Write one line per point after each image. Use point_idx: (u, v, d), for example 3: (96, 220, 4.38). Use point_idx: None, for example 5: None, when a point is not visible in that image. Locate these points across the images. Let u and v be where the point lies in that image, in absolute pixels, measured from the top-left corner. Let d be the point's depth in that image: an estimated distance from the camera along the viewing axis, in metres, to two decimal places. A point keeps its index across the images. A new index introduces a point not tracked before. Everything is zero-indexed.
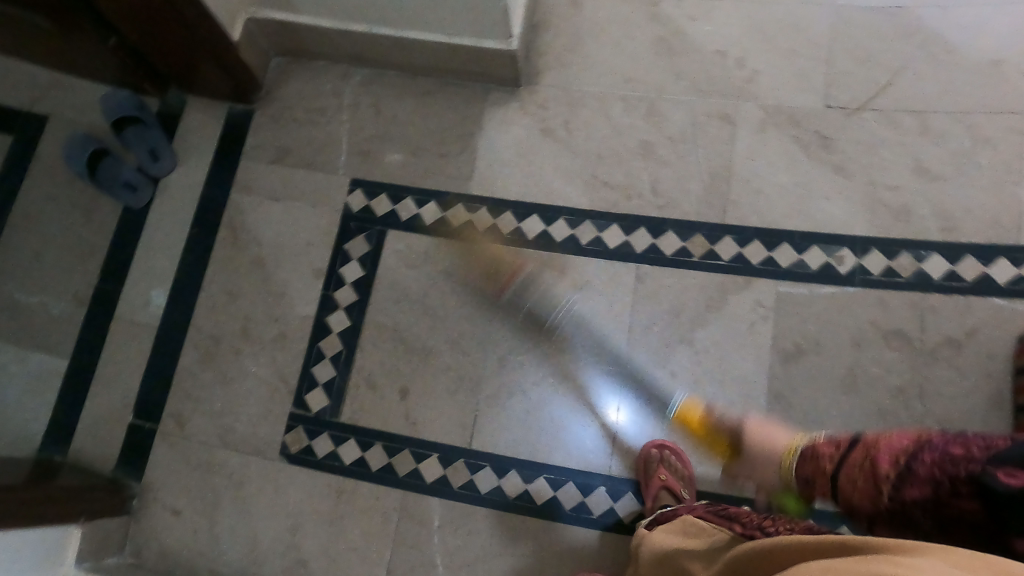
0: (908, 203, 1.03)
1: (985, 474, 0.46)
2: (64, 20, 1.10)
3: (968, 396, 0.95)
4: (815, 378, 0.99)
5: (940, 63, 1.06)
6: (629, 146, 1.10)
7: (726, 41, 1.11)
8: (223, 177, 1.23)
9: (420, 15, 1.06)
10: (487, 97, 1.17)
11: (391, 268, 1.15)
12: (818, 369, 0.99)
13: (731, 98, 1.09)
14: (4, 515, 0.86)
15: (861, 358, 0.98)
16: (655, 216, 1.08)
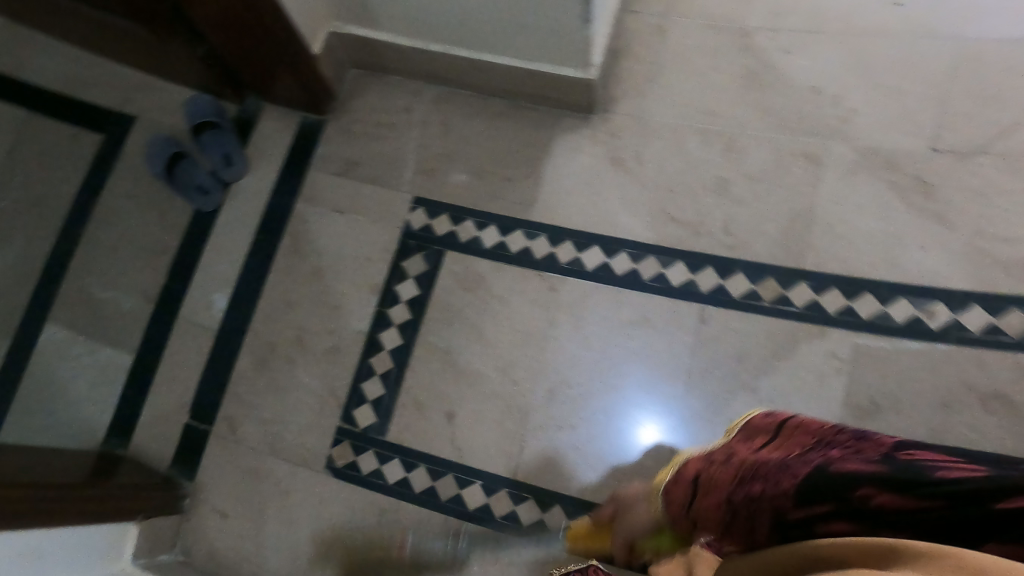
0: (1019, 258, 0.95)
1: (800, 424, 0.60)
2: (160, 29, 1.14)
3: None
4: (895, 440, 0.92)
5: None
6: (704, 181, 1.07)
7: (825, 77, 1.08)
8: (289, 185, 1.23)
9: (500, 40, 1.06)
10: (559, 122, 1.16)
11: (447, 290, 1.13)
12: (900, 431, 0.92)
13: (820, 136, 1.05)
14: (67, 513, 0.90)
15: (950, 422, 0.90)
16: (726, 256, 1.03)
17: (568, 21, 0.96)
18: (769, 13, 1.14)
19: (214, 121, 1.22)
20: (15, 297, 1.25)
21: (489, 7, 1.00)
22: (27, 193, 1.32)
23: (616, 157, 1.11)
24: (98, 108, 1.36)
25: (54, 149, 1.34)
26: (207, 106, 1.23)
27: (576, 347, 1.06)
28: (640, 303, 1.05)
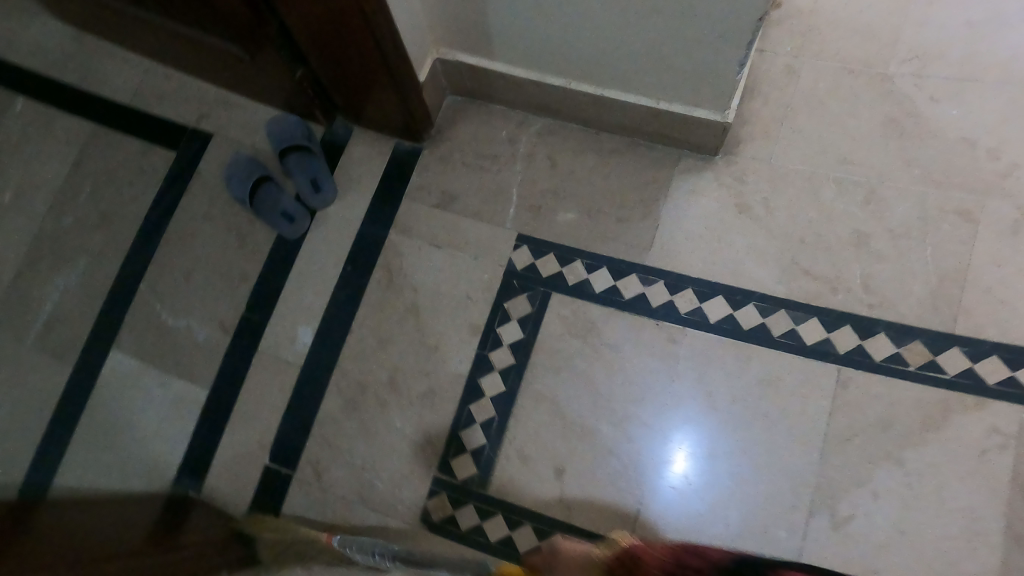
0: None
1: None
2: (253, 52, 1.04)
3: None
4: None
5: None
6: (840, 236, 1.03)
7: (976, 127, 1.02)
8: (383, 214, 1.16)
9: (632, 77, 1.00)
10: (678, 163, 1.12)
11: (553, 334, 1.08)
12: None
13: (974, 193, 0.99)
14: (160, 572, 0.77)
15: None
16: (867, 315, 0.99)
17: (724, 65, 0.91)
18: (910, 57, 1.07)
19: (304, 144, 1.13)
20: (82, 319, 1.16)
21: (637, 46, 0.93)
22: (95, 209, 1.23)
23: (741, 204, 1.08)
24: (171, 123, 1.27)
25: (124, 163, 1.25)
26: (299, 128, 1.14)
27: (700, 401, 1.01)
28: (769, 362, 1.00)
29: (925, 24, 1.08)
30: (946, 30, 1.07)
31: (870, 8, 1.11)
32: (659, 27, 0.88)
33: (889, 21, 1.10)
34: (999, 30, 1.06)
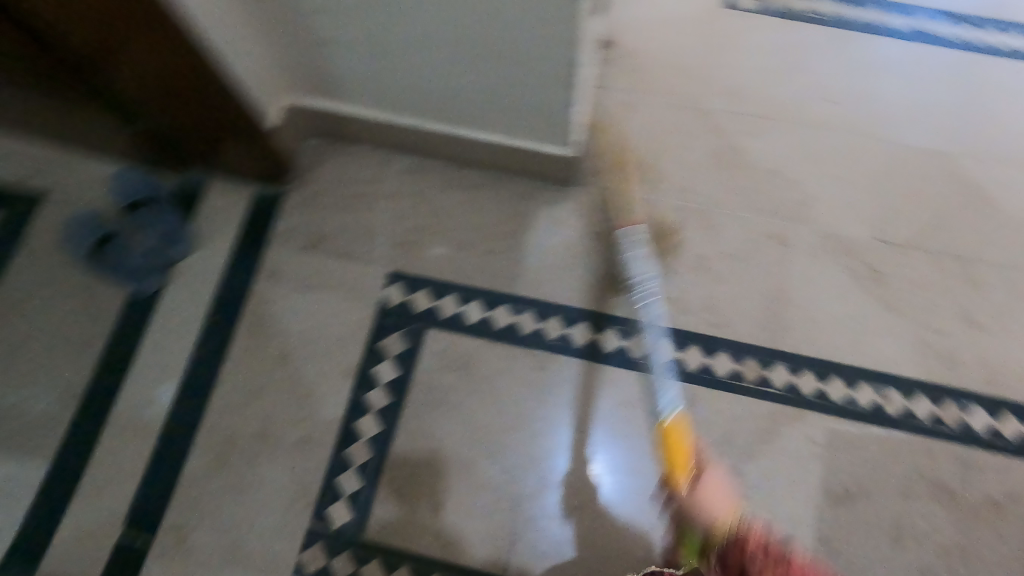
0: (953, 349, 1.09)
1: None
2: (84, 106, 1.00)
3: (1008, 562, 1.00)
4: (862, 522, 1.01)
5: (979, 213, 1.15)
6: (683, 259, 1.12)
7: (782, 162, 1.17)
8: (248, 261, 1.14)
9: (479, 116, 1.04)
10: (538, 195, 1.16)
11: (428, 370, 1.09)
12: (866, 513, 1.02)
13: (784, 219, 1.14)
14: None
15: (908, 511, 1.01)
16: (711, 333, 1.09)
17: (559, 105, 0.97)
18: (727, 96, 1.20)
19: (149, 197, 1.11)
20: None
21: (478, 90, 0.98)
22: None
23: (596, 232, 1.14)
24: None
25: None
26: (140, 181, 1.12)
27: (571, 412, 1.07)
28: (631, 383, 1.08)
29: (734, 69, 1.22)
30: (757, 71, 1.22)
31: (687, 52, 1.23)
32: (494, 70, 0.93)
33: (705, 64, 1.22)
34: (792, 76, 1.22)
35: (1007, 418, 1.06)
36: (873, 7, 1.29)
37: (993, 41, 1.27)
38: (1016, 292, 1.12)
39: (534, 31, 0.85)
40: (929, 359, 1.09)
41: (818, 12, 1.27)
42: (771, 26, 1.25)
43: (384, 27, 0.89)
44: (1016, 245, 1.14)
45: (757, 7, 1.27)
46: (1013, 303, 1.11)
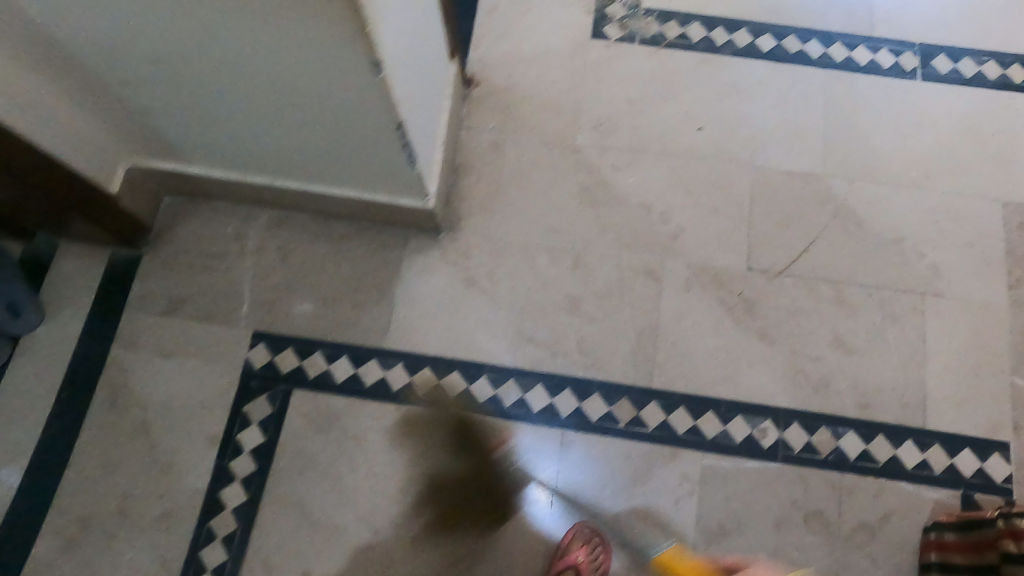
0: (826, 375, 1.08)
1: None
2: None
3: None
4: (737, 558, 1.01)
5: (846, 235, 1.13)
6: (554, 300, 1.10)
7: (651, 194, 1.14)
8: (103, 329, 1.09)
9: (330, 175, 1.00)
10: (406, 243, 1.13)
11: (296, 432, 1.06)
12: (740, 548, 1.02)
13: (656, 253, 1.12)
14: None
15: (784, 542, 1.02)
16: (582, 376, 1.07)
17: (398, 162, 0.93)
18: (596, 128, 1.17)
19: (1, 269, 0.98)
20: None
21: (315, 149, 0.94)
22: None
23: (467, 278, 1.12)
24: None
25: None
26: None
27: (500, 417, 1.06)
28: (504, 431, 1.06)
29: (604, 99, 1.18)
30: (622, 99, 1.18)
31: (556, 84, 1.19)
32: (323, 131, 0.89)
33: (574, 96, 1.19)
34: (661, 106, 1.18)
35: (878, 440, 1.07)
36: (746, 29, 1.23)
37: (865, 59, 1.23)
38: (889, 313, 1.11)
39: (365, 100, 0.81)
40: (802, 387, 1.08)
41: (689, 37, 1.22)
42: (639, 56, 1.20)
43: (197, 88, 0.84)
44: (887, 266, 1.12)
45: (625, 37, 1.21)
46: (885, 324, 1.10)
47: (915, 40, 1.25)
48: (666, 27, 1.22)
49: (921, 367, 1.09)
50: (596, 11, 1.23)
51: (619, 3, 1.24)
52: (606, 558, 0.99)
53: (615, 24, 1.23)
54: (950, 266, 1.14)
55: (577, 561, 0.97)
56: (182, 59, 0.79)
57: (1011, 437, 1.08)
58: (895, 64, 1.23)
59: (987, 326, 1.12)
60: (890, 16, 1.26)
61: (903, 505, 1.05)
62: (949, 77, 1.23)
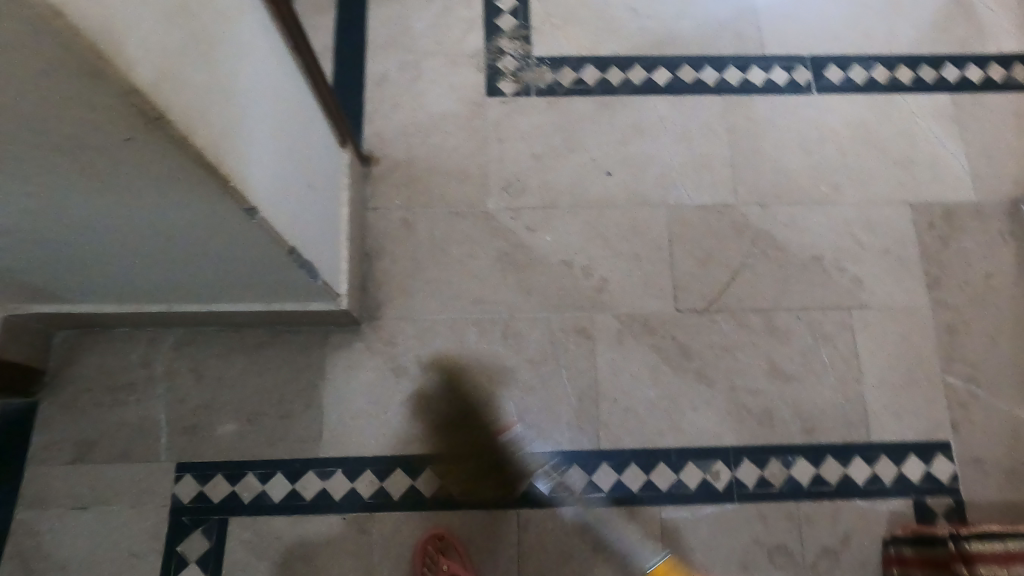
0: (769, 407, 1.07)
1: None
2: None
3: None
4: None
5: (771, 261, 1.12)
6: (489, 376, 1.07)
7: (570, 250, 1.11)
8: (8, 490, 1.01)
9: (231, 296, 0.93)
10: (327, 340, 1.08)
11: (238, 564, 0.99)
12: None
13: (584, 310, 1.09)
14: None
15: None
16: (528, 450, 1.05)
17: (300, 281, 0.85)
18: (505, 190, 1.14)
19: None
20: None
21: (204, 279, 0.85)
22: None
23: (397, 367, 1.07)
24: None
25: None
26: None
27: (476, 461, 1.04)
28: (459, 522, 1.02)
29: (509, 159, 1.15)
30: (525, 155, 1.15)
31: (458, 150, 1.16)
32: (208, 267, 0.80)
33: (478, 160, 1.15)
34: (567, 157, 1.15)
35: (827, 461, 1.07)
36: (639, 65, 1.20)
37: (761, 78, 1.21)
38: (820, 333, 1.10)
39: (247, 247, 0.73)
40: (748, 423, 1.07)
41: (584, 82, 1.19)
42: (538, 109, 1.18)
43: (58, 258, 0.75)
44: (812, 285, 1.11)
45: (520, 91, 1.19)
46: (818, 345, 1.10)
47: (805, 53, 1.23)
48: (561, 74, 1.20)
49: (859, 382, 1.10)
50: (487, 68, 1.20)
51: (508, 55, 1.21)
52: None
53: (509, 78, 1.20)
54: (872, 276, 1.13)
55: None
56: (30, 244, 0.70)
57: (950, 435, 1.10)
58: (789, 79, 1.21)
59: (914, 329, 1.13)
60: (778, 31, 1.24)
61: (860, 522, 1.06)
62: (842, 85, 1.22)
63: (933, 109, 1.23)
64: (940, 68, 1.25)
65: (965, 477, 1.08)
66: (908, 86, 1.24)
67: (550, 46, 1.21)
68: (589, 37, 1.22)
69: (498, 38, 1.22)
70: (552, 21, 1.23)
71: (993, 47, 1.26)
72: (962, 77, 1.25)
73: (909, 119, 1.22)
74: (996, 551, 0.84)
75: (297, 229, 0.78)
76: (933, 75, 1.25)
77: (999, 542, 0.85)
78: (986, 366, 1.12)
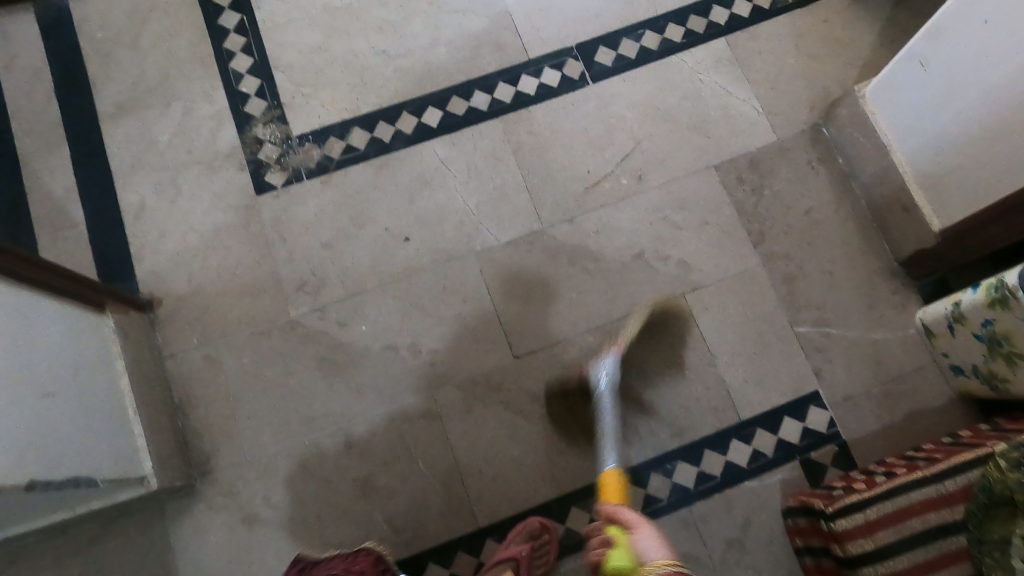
0: (635, 423, 1.03)
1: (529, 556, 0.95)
2: None
3: None
4: None
5: (595, 276, 1.07)
6: (346, 491, 1.00)
7: (390, 332, 1.04)
8: None
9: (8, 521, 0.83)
10: (161, 513, 0.99)
11: None
12: None
13: (422, 390, 1.03)
14: None
15: None
16: (407, 554, 0.98)
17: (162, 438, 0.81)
18: (305, 291, 1.06)
19: None
20: None
21: None
22: None
23: (247, 516, 0.99)
24: None
25: None
26: None
27: None
28: None
29: (297, 254, 1.07)
30: (315, 247, 1.07)
31: (243, 263, 1.07)
32: None
33: (268, 267, 1.07)
34: (360, 235, 1.07)
35: (707, 454, 1.02)
36: (407, 111, 1.12)
37: (534, 86, 1.13)
38: (663, 332, 1.06)
39: None
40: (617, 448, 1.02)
41: (354, 146, 1.11)
42: (314, 192, 1.09)
43: None
44: (641, 286, 1.07)
45: (291, 178, 1.10)
46: (665, 342, 1.05)
47: (570, 43, 1.15)
48: (328, 146, 1.11)
49: (715, 365, 1.05)
50: (249, 164, 1.11)
51: (268, 143, 1.12)
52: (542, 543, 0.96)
53: (275, 168, 1.11)
54: (697, 256, 1.08)
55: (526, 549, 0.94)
56: None
57: (817, 385, 1.05)
58: (562, 77, 1.14)
59: (756, 293, 1.07)
60: (540, 30, 1.15)
61: (757, 504, 1.01)
62: (617, 66, 1.14)
63: (712, 61, 1.16)
64: (708, 13, 1.18)
65: (842, 420, 1.04)
66: (681, 43, 1.16)
67: (309, 119, 1.13)
68: (346, 95, 1.13)
69: (252, 127, 1.13)
70: (302, 91, 1.14)
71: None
72: (732, 14, 1.19)
73: (691, 78, 1.14)
74: (858, 523, 0.78)
75: (21, 463, 0.71)
76: (703, 24, 1.18)
77: (857, 513, 0.78)
78: (834, 306, 1.07)
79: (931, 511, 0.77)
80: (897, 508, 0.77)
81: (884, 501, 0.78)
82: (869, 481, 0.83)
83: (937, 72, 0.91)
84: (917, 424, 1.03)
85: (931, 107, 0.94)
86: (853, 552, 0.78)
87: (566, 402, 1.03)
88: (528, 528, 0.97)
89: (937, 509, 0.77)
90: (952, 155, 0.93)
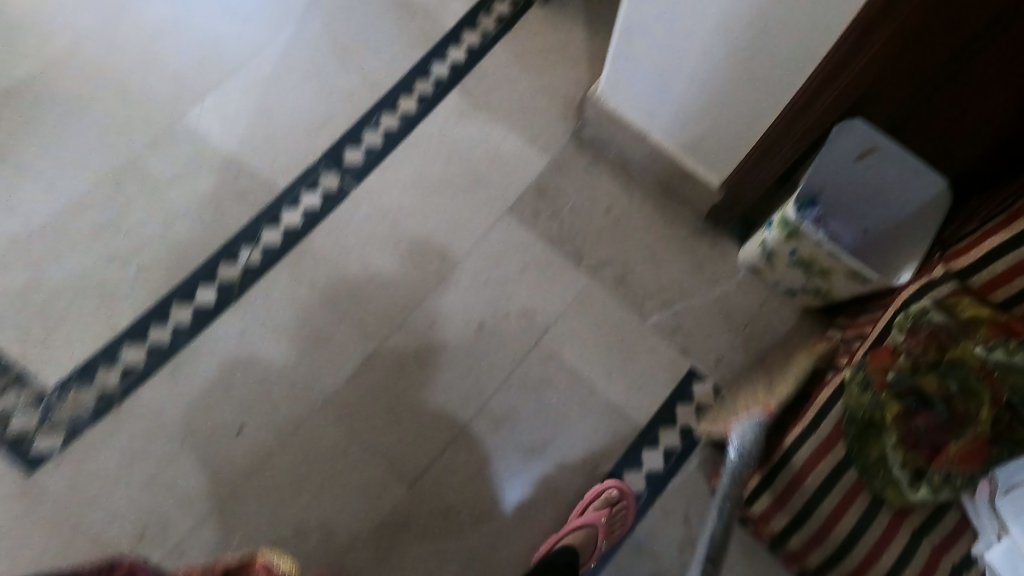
0: (549, 483, 1.01)
1: (603, 525, 0.94)
2: None
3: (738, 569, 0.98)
4: None
5: (446, 367, 1.04)
6: None
7: (267, 527, 0.94)
8: None
9: None
10: None
11: None
12: None
13: (327, 565, 0.93)
14: None
15: None
16: None
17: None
18: (151, 531, 0.92)
19: None
20: None
21: None
22: None
23: None
24: None
25: None
26: None
27: None
28: None
29: (122, 500, 0.92)
30: (141, 482, 0.94)
31: (58, 540, 0.90)
32: None
33: (93, 530, 0.91)
34: (188, 446, 0.96)
35: (626, 476, 1.02)
36: (177, 301, 1.02)
37: (298, 215, 1.08)
38: (534, 385, 1.04)
39: None
40: (547, 514, 0.99)
41: (133, 367, 0.98)
42: (107, 431, 0.95)
43: None
44: (492, 354, 1.05)
45: (70, 435, 0.95)
46: (542, 396, 1.04)
47: (314, 158, 1.11)
48: (99, 381, 0.97)
49: (594, 392, 1.05)
50: (5, 444, 0.94)
51: (17, 412, 0.95)
52: (622, 512, 0.96)
53: (42, 433, 0.95)
54: (530, 299, 1.07)
55: (602, 523, 0.94)
56: None
57: (689, 361, 1.07)
58: (322, 194, 1.10)
59: (599, 308, 1.08)
60: (277, 159, 1.11)
61: (690, 497, 1.02)
62: (369, 161, 1.12)
63: (452, 118, 1.16)
64: (428, 72, 1.19)
65: (725, 381, 1.07)
66: (418, 111, 1.16)
67: (59, 362, 0.98)
68: (95, 317, 1.00)
69: None
70: (34, 337, 0.98)
71: (449, 20, 1.22)
72: (450, 65, 1.19)
73: (443, 139, 1.14)
74: (770, 503, 0.85)
75: None
76: (430, 83, 1.18)
77: (765, 494, 0.85)
78: (669, 285, 1.09)
79: (821, 461, 0.81)
80: (794, 474, 0.83)
81: (780, 474, 0.83)
82: (767, 447, 0.87)
83: (654, 60, 0.93)
84: (788, 351, 1.07)
85: (658, 92, 0.97)
86: (777, 528, 0.85)
87: (475, 500, 0.98)
88: (606, 495, 0.96)
89: (823, 457, 0.81)
90: (696, 122, 0.97)
